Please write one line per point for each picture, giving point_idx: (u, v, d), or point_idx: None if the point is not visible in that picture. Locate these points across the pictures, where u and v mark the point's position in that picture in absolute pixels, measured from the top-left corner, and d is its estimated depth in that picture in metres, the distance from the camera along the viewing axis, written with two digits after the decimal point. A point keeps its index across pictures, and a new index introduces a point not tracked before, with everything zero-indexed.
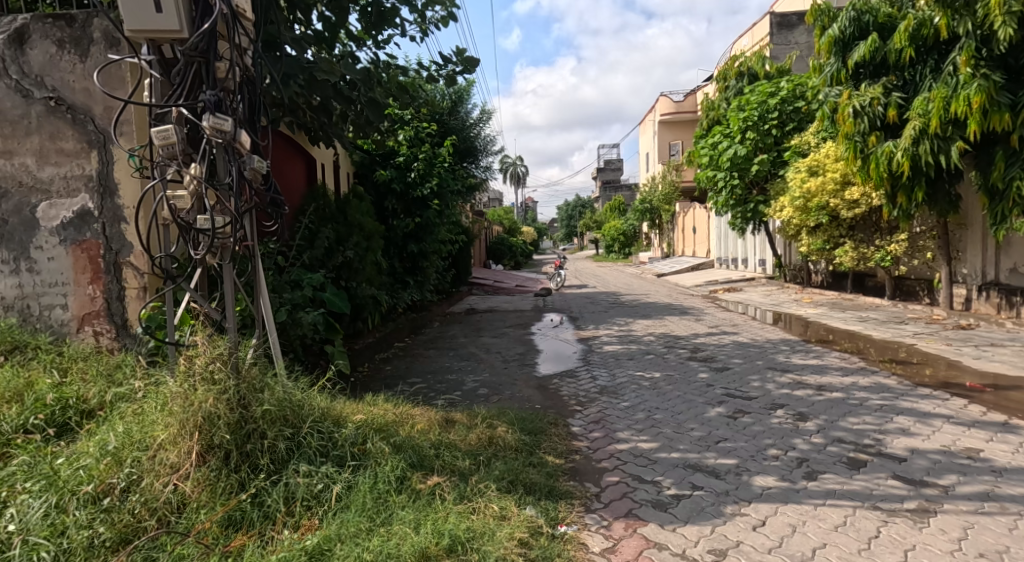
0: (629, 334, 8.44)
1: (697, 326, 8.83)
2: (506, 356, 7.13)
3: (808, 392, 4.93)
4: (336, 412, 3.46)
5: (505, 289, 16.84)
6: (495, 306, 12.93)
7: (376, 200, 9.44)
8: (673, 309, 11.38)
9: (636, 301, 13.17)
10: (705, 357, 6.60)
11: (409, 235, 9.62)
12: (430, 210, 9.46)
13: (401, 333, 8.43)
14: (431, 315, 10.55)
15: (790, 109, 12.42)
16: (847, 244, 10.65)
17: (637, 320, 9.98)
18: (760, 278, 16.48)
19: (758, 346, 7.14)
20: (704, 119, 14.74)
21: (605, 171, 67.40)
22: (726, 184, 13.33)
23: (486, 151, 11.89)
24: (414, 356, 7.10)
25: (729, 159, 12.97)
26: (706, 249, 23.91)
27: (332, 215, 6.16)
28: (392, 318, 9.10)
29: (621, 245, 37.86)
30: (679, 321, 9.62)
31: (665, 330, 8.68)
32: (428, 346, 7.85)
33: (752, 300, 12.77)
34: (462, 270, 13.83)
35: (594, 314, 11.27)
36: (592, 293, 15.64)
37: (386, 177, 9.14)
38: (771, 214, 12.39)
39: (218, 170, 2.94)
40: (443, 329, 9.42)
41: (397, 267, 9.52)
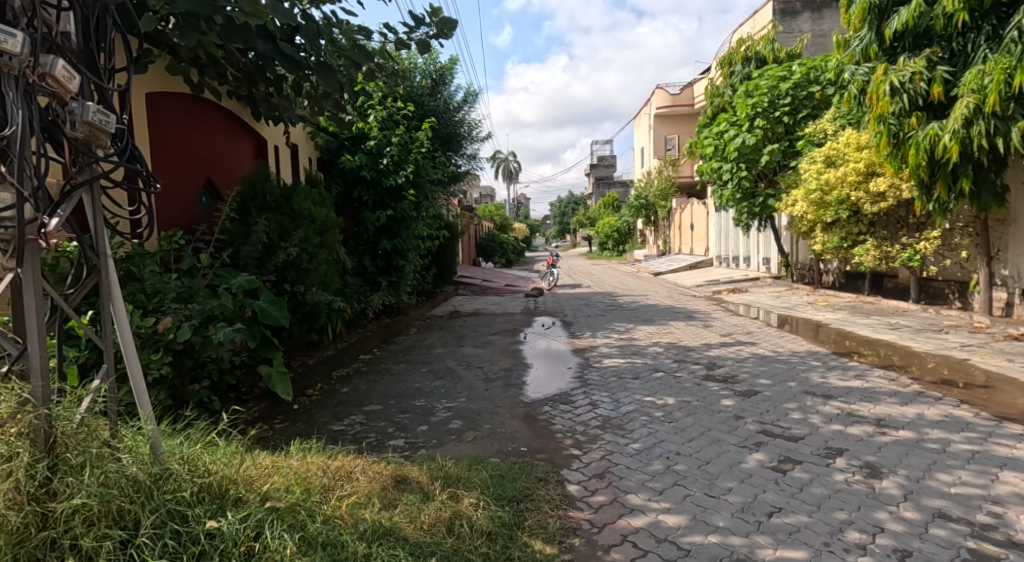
0: (631, 345, 7.36)
1: (708, 335, 7.79)
2: (489, 373, 6.04)
3: (867, 429, 3.87)
4: (230, 481, 2.38)
5: (493, 290, 15.74)
6: (481, 309, 11.84)
7: (344, 190, 8.35)
8: (678, 314, 10.32)
9: (635, 303, 12.12)
10: (725, 376, 5.55)
11: (382, 230, 8.55)
12: (406, 201, 8.40)
13: (370, 344, 7.32)
14: (409, 320, 9.45)
15: (803, 95, 11.41)
16: (868, 242, 9.66)
17: (639, 327, 8.91)
18: (765, 278, 15.48)
19: (784, 361, 6.09)
20: (708, 107, 13.69)
21: (599, 167, 66.50)
22: (732, 176, 12.30)
23: (471, 139, 10.79)
24: (380, 374, 5.99)
25: (736, 149, 11.94)
26: (705, 247, 22.92)
27: (273, 204, 5.04)
28: (361, 324, 7.99)
29: (615, 242, 36.84)
30: (686, 328, 8.57)
31: (672, 339, 7.63)
32: (398, 359, 6.74)
33: (760, 303, 11.73)
34: (446, 269, 12.72)
35: (590, 318, 10.20)
36: (587, 294, 14.54)
37: (354, 164, 8.06)
38: (782, 208, 11.40)
39: (7, 116, 1.89)
40: (420, 338, 8.30)
41: (368, 265, 8.44)
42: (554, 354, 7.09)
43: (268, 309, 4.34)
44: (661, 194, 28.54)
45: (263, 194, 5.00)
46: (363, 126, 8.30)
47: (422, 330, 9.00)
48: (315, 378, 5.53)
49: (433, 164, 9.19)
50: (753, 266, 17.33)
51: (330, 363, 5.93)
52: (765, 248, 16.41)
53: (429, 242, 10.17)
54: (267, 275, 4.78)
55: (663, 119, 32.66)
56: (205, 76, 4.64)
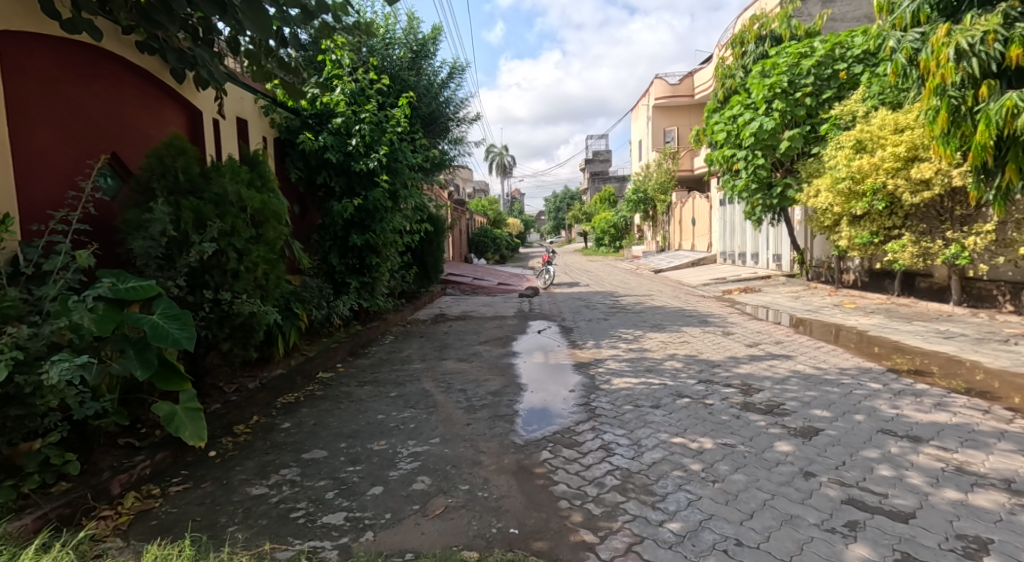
0: (642, 358, 6.25)
1: (733, 346, 6.66)
2: (473, 399, 4.90)
3: (999, 499, 2.75)
4: None
5: (484, 289, 14.60)
6: (470, 312, 10.70)
7: (307, 176, 7.23)
8: (690, 318, 9.21)
9: (640, 305, 11.00)
10: (767, 403, 4.42)
11: (353, 222, 7.45)
12: (379, 188, 7.32)
13: (333, 358, 6.17)
14: (385, 326, 8.31)
15: (827, 74, 10.29)
16: (904, 237, 8.60)
17: (648, 334, 7.77)
18: (777, 276, 14.42)
19: (834, 382, 4.97)
20: (719, 90, 12.55)
21: (594, 162, 65.43)
22: (747, 164, 11.19)
23: (457, 121, 9.61)
24: (337, 401, 4.84)
25: (752, 135, 10.82)
26: (708, 243, 21.86)
27: (188, 186, 3.90)
28: (325, 333, 6.84)
29: (612, 238, 35.81)
30: (704, 336, 7.45)
31: (690, 351, 6.50)
32: (365, 379, 5.58)
33: (778, 305, 10.65)
34: (431, 267, 11.57)
35: (591, 323, 9.08)
36: (586, 294, 13.42)
37: (318, 145, 6.92)
38: (803, 200, 10.30)
39: None
40: (396, 348, 7.15)
41: (335, 263, 7.32)
42: (553, 370, 5.95)
43: (160, 324, 3.19)
44: (661, 187, 27.48)
45: (174, 173, 3.88)
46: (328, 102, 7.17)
47: (399, 338, 7.84)
48: (252, 407, 4.39)
49: (411, 148, 8.04)
50: (762, 263, 16.26)
51: (275, 385, 4.80)
52: (776, 244, 15.34)
53: (409, 236, 9.03)
54: (178, 279, 3.64)
55: (662, 111, 31.56)
56: (85, 10, 3.45)
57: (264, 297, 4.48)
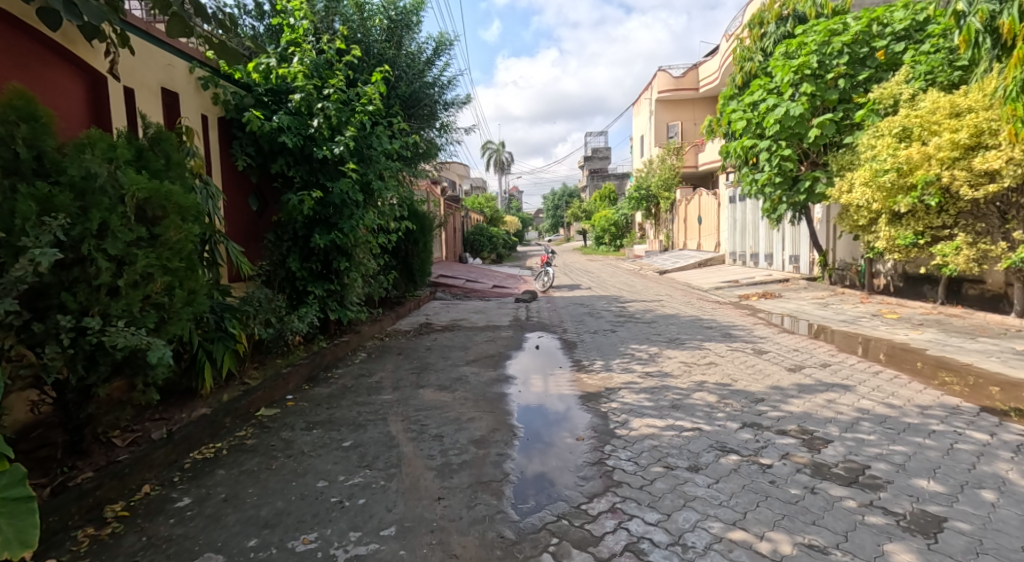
0: (663, 389, 5.09)
1: (772, 371, 5.50)
2: (451, 453, 3.74)
3: None
4: None
5: (477, 292, 13.41)
6: (460, 321, 9.53)
7: (260, 163, 6.05)
8: (709, 330, 8.06)
9: (650, 313, 9.84)
10: (845, 466, 3.28)
11: (315, 220, 6.33)
12: (347, 178, 6.17)
13: (283, 388, 5.01)
14: (358, 341, 7.18)
15: (863, 54, 9.13)
16: (958, 237, 7.48)
17: (666, 353, 6.60)
18: (796, 279, 13.29)
19: (922, 428, 3.81)
20: (736, 75, 11.37)
21: (593, 159, 64.25)
22: (770, 155, 10.03)
23: (444, 105, 8.44)
24: (271, 454, 3.67)
25: (777, 122, 9.64)
26: (715, 243, 20.74)
27: (36, 165, 2.80)
28: (279, 353, 5.69)
29: (612, 236, 34.70)
30: (732, 356, 6.29)
31: (721, 378, 5.34)
32: (317, 418, 4.42)
33: (806, 313, 9.52)
34: (417, 270, 10.39)
35: (597, 336, 7.92)
36: (588, 299, 12.27)
37: (272, 127, 5.75)
38: (834, 195, 9.16)
39: None
40: (367, 371, 5.99)
41: (295, 268, 6.18)
42: (555, 405, 4.79)
43: None
44: (664, 183, 26.36)
45: (13, 144, 2.76)
46: (285, 75, 6.01)
47: (374, 357, 6.68)
48: (144, 471, 3.23)
49: (387, 132, 6.88)
50: (778, 265, 15.13)
51: (188, 435, 3.63)
52: (794, 244, 14.21)
53: (387, 236, 7.90)
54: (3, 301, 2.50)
55: (666, 104, 30.41)
56: None
57: (163, 321, 3.26)
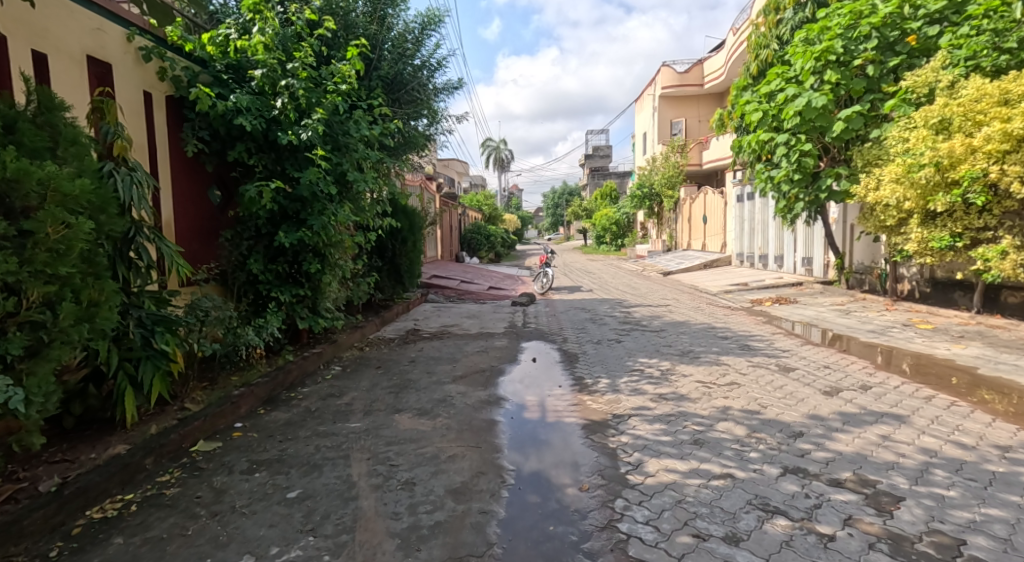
0: (680, 418, 4.33)
1: (805, 395, 4.74)
2: (425, 509, 2.98)
3: None
4: None
5: (472, 294, 12.63)
6: (450, 328, 8.77)
7: (217, 150, 5.31)
8: (724, 340, 7.29)
9: (657, 320, 9.07)
10: (931, 542, 2.52)
11: (281, 216, 5.59)
12: (316, 167, 5.41)
13: (231, 414, 4.25)
14: (333, 353, 6.41)
15: (892, 39, 8.35)
16: (1004, 239, 6.75)
17: (679, 369, 5.84)
18: (810, 283, 12.54)
19: (1014, 482, 3.04)
20: (751, 64, 10.57)
21: (594, 158, 63.45)
22: (787, 149, 9.27)
23: (433, 91, 7.66)
24: (194, 510, 2.92)
25: (797, 114, 8.84)
26: (720, 243, 19.97)
27: None
28: (234, 369, 4.94)
29: (613, 236, 34.01)
30: (755, 374, 5.53)
31: (747, 403, 4.58)
32: (266, 455, 3.67)
33: (826, 321, 8.76)
34: (405, 271, 9.64)
35: (601, 347, 7.15)
36: (589, 303, 11.51)
37: (228, 107, 4.99)
38: (859, 193, 8.39)
39: None
40: (338, 389, 5.24)
41: (257, 271, 5.42)
42: (553, 439, 4.03)
43: None
44: (668, 182, 25.64)
45: None
46: (245, 48, 5.25)
47: (348, 372, 5.92)
48: (7, 546, 2.49)
49: (366, 118, 6.13)
50: (789, 267, 14.37)
51: (85, 488, 2.86)
52: (807, 245, 13.44)
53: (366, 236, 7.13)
54: None
55: (670, 101, 29.64)
56: None
57: (41, 345, 2.62)
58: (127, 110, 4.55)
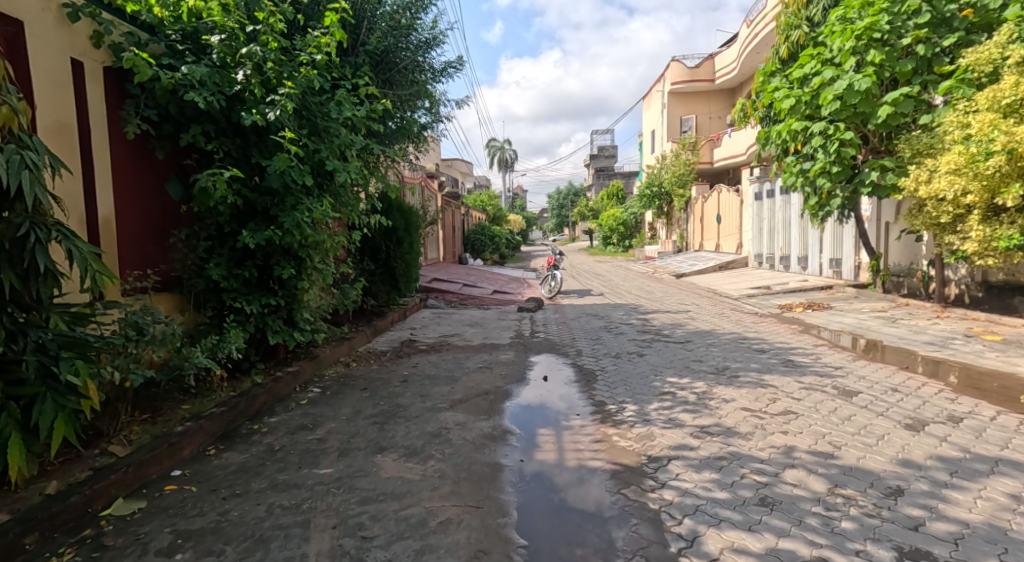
0: (734, 464, 3.46)
1: (884, 430, 3.84)
2: None
3: None
4: None
5: (475, 300, 11.75)
6: (451, 338, 7.90)
7: (169, 133, 4.45)
8: (762, 355, 6.39)
9: (680, 330, 8.16)
10: None
11: (246, 211, 4.72)
12: (287, 153, 4.53)
13: (169, 459, 3.39)
14: (311, 372, 5.54)
15: (947, 14, 7.43)
16: None
17: (718, 393, 4.94)
18: (840, 286, 11.60)
19: None
20: (780, 47, 9.63)
21: (599, 157, 62.50)
22: (823, 139, 8.34)
23: (430, 75, 6.80)
24: None
25: (836, 99, 7.89)
26: (736, 244, 19.02)
27: None
28: (183, 397, 4.08)
29: (620, 236, 33.08)
30: (811, 399, 4.63)
31: (813, 442, 3.69)
32: (203, 522, 2.82)
33: (870, 330, 7.84)
34: (401, 275, 8.77)
35: (621, 363, 6.26)
36: (603, 309, 10.61)
37: (178, 79, 4.12)
38: (910, 186, 7.46)
39: None
40: (314, 420, 4.37)
41: (217, 277, 4.53)
42: (573, 480, 3.36)
43: None
44: (678, 180, 24.74)
45: None
46: (201, 10, 4.38)
47: (329, 395, 5.05)
48: None
49: (350, 99, 5.25)
50: (815, 269, 13.43)
51: None
52: (836, 246, 12.51)
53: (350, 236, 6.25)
54: None
55: (680, 97, 28.72)
56: None
57: None
58: (44, 80, 3.72)
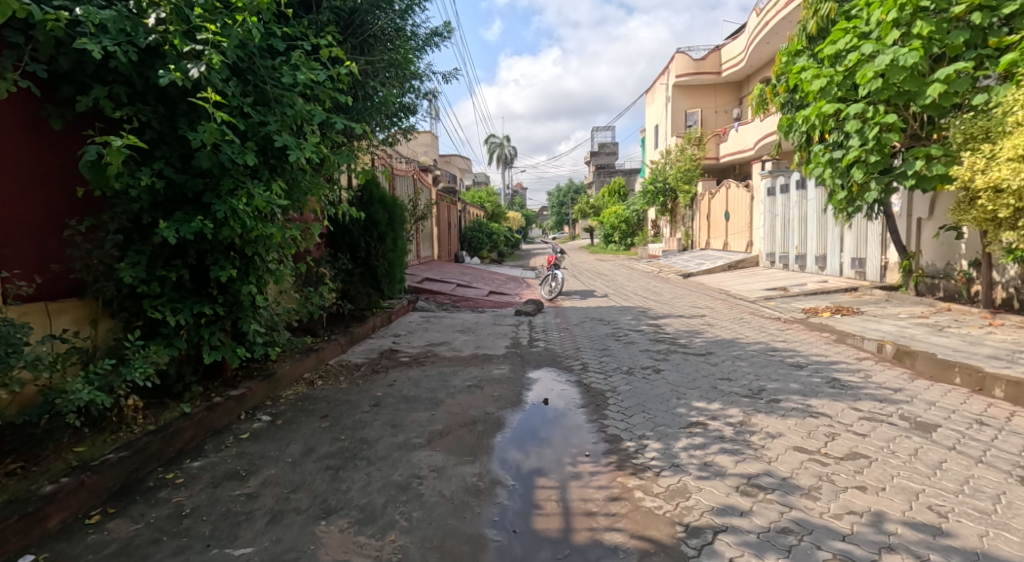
0: (806, 542, 2.51)
1: (996, 488, 2.90)
2: None
3: None
4: None
5: (470, 302, 10.78)
6: (437, 348, 6.94)
7: (67, 98, 3.51)
8: (800, 371, 5.44)
9: (698, 339, 7.20)
10: None
11: (171, 198, 3.79)
12: (216, 124, 3.58)
13: (16, 542, 2.48)
14: (263, 396, 4.59)
15: None
16: None
17: (759, 425, 3.99)
18: (866, 288, 10.65)
19: None
20: (808, 22, 8.65)
21: (600, 155, 61.66)
22: (859, 123, 7.38)
23: (411, 44, 5.82)
24: None
25: (876, 76, 6.93)
26: (746, 242, 18.04)
27: None
28: (72, 439, 3.16)
29: (622, 234, 32.11)
30: (880, 435, 3.68)
31: (908, 506, 2.74)
32: None
33: (915, 339, 6.89)
34: (383, 276, 7.80)
35: (635, 381, 5.31)
36: (608, 313, 9.66)
37: (65, 23, 3.17)
38: (963, 176, 6.50)
39: None
40: (252, 463, 3.42)
41: (130, 280, 3.59)
42: None
43: None
44: (684, 176, 23.79)
45: None
46: None
47: (280, 426, 4.10)
48: None
49: (305, 62, 4.28)
50: (835, 269, 12.48)
51: None
52: (860, 244, 11.55)
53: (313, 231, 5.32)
54: None
55: (685, 90, 27.79)
56: None
57: None
58: None
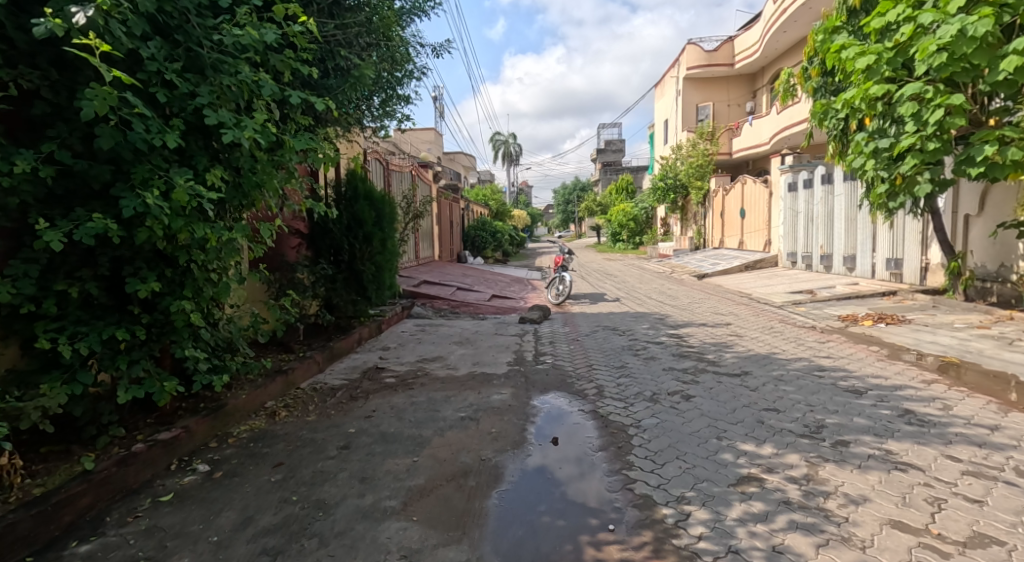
0: None
1: None
2: None
3: None
4: None
5: (469, 308, 9.87)
6: (429, 365, 6.06)
7: None
8: (862, 400, 4.52)
9: (728, 354, 6.29)
10: None
11: (70, 193, 2.93)
12: (119, 92, 2.70)
13: None
14: (206, 435, 3.72)
15: None
16: None
17: (833, 483, 3.10)
18: (906, 291, 9.69)
19: None
20: None
21: (606, 152, 60.60)
22: (915, 105, 6.43)
23: (391, 7, 4.93)
24: None
25: (938, 49, 5.97)
26: (764, 241, 17.06)
27: None
28: None
29: (630, 232, 31.09)
30: (1002, 505, 2.78)
31: None
32: None
33: (982, 354, 5.96)
34: (372, 282, 6.90)
35: (662, 412, 4.41)
36: (623, 320, 8.75)
37: None
38: None
39: None
40: (162, 547, 2.58)
41: (10, 301, 2.74)
42: None
43: None
44: (696, 172, 22.82)
45: None
46: None
47: (217, 481, 3.22)
48: None
49: (250, 19, 3.39)
50: (866, 270, 11.51)
51: None
52: (897, 243, 10.58)
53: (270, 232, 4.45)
54: None
55: (696, 83, 26.83)
56: None
57: None
58: None
